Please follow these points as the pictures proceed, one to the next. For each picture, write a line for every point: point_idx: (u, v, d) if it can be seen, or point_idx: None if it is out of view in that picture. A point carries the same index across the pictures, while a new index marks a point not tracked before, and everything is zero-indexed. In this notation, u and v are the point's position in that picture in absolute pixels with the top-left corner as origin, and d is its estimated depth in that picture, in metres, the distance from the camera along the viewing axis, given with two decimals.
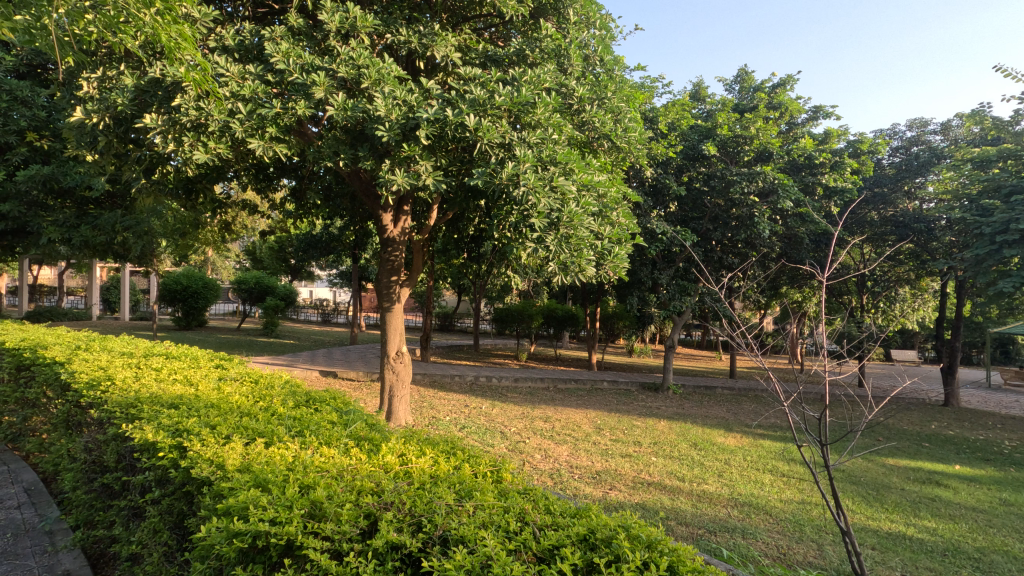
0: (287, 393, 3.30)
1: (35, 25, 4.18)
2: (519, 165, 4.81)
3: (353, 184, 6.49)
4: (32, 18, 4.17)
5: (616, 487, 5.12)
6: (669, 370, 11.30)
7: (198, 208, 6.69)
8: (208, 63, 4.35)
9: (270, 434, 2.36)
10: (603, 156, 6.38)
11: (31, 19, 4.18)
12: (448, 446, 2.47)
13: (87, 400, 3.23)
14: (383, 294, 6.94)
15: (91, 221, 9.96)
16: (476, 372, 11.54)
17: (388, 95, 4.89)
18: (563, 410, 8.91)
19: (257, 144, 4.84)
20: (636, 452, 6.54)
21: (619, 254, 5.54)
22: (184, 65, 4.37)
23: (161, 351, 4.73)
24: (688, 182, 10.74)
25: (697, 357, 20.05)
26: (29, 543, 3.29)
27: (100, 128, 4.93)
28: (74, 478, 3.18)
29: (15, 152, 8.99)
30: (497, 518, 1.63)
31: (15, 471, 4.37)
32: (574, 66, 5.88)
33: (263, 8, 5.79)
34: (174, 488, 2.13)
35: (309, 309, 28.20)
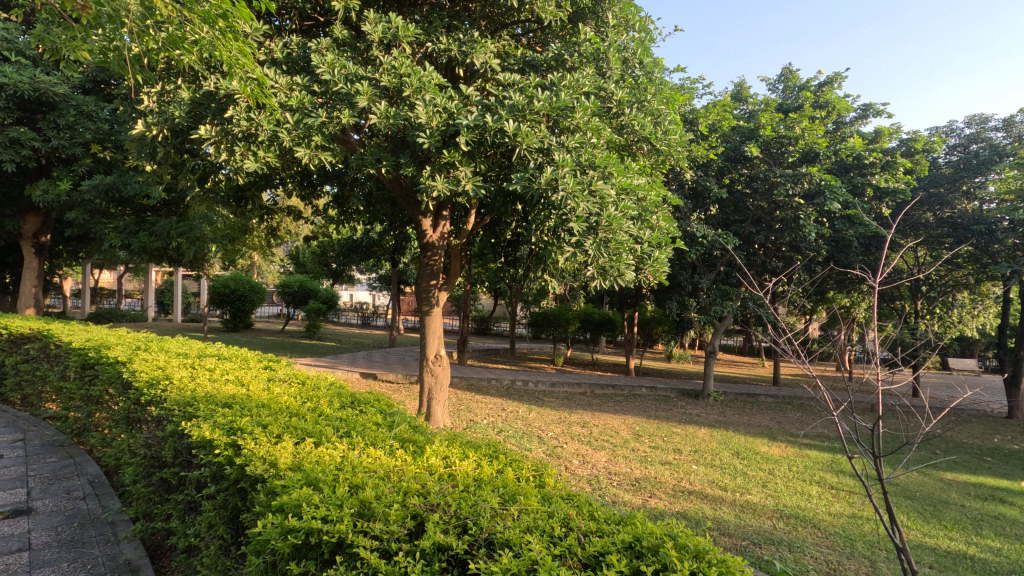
0: (333, 395, 3.38)
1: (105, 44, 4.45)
2: (558, 169, 4.81)
3: (394, 191, 6.63)
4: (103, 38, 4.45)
5: (655, 495, 5.04)
6: (710, 376, 11.04)
7: (247, 214, 6.93)
8: (264, 76, 4.55)
9: (319, 434, 2.44)
10: (642, 159, 6.32)
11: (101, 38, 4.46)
12: (491, 449, 2.49)
13: (147, 397, 3.40)
14: (422, 298, 7.06)
15: (148, 228, 10.49)
16: (513, 376, 11.56)
17: (429, 102, 4.96)
18: (600, 415, 8.82)
19: (304, 152, 4.93)
20: (676, 460, 6.41)
21: (659, 258, 5.42)
22: (242, 79, 4.58)
23: (214, 352, 4.93)
24: (729, 185, 10.52)
25: (739, 363, 19.51)
26: (94, 533, 3.50)
27: (159, 140, 5.19)
28: (135, 472, 3.34)
29: (81, 162, 9.57)
30: (542, 523, 1.64)
31: (81, 464, 4.64)
32: (613, 70, 5.86)
33: (309, 21, 5.99)
34: (228, 484, 2.23)
35: (349, 312, 28.85)
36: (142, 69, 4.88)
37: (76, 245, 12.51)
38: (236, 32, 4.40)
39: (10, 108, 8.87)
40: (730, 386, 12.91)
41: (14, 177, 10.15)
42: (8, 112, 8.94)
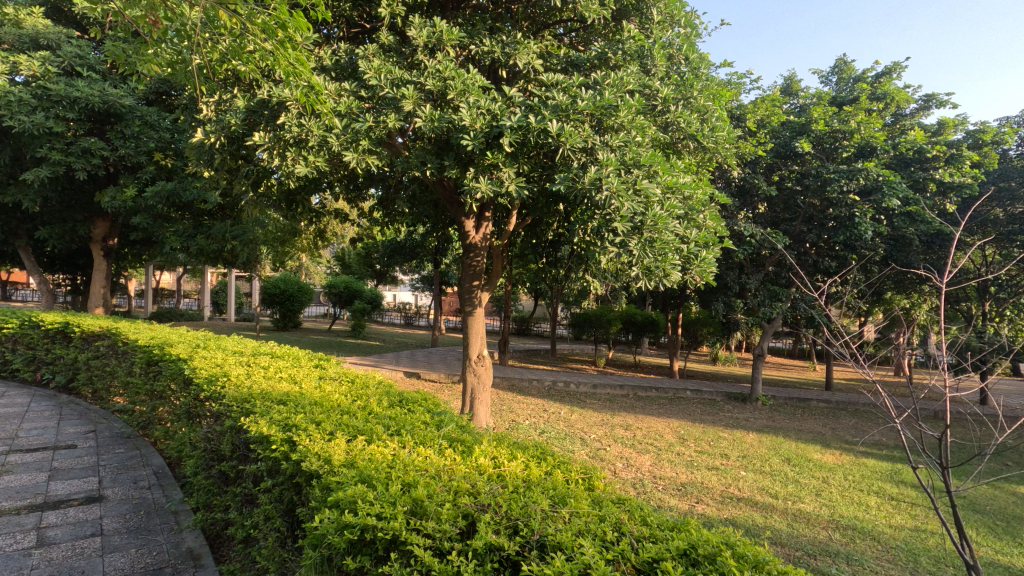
0: (382, 393, 3.46)
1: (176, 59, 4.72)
2: (602, 169, 4.77)
3: (438, 193, 6.72)
4: (173, 53, 4.70)
5: (702, 501, 4.92)
6: (758, 380, 10.69)
7: (297, 217, 7.15)
8: (319, 83, 4.70)
9: (370, 432, 2.49)
10: (687, 157, 6.18)
11: (170, 53, 4.72)
12: (538, 450, 2.48)
13: (207, 393, 3.56)
14: (465, 298, 7.14)
15: (205, 231, 10.97)
16: (555, 377, 11.51)
17: (473, 104, 4.99)
18: (644, 418, 8.68)
19: (352, 156, 5.08)
20: (724, 465, 6.24)
21: (707, 258, 5.28)
22: (298, 86, 4.74)
23: (268, 350, 5.12)
24: (779, 182, 10.19)
25: (789, 366, 18.81)
26: (159, 521, 3.69)
27: (216, 147, 5.44)
28: (196, 464, 3.51)
29: (145, 170, 10.13)
30: (594, 526, 1.62)
31: (146, 455, 4.90)
32: (657, 67, 5.76)
33: (356, 28, 6.15)
34: (284, 479, 2.30)
35: (392, 312, 29.45)
36: (204, 80, 5.12)
37: (140, 248, 13.25)
38: (292, 42, 4.53)
39: (82, 119, 9.48)
40: (779, 390, 12.47)
41: (86, 184, 10.85)
42: (81, 124, 9.56)
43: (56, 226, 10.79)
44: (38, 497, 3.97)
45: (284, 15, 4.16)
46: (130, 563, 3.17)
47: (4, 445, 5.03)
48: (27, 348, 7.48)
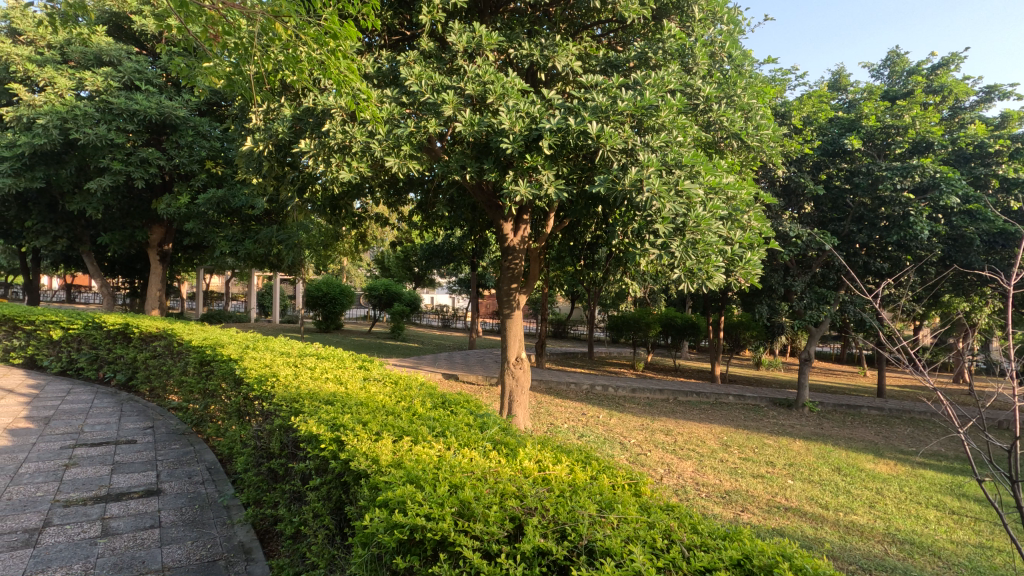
0: (424, 395, 3.50)
1: (234, 72, 4.94)
2: (642, 170, 4.69)
3: (477, 196, 6.77)
4: (232, 65, 4.93)
5: (748, 510, 4.78)
6: (805, 385, 10.32)
7: (340, 221, 7.32)
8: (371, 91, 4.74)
9: (415, 433, 2.52)
10: (730, 156, 6.04)
11: (228, 66, 4.95)
12: (582, 455, 2.46)
13: (257, 393, 3.68)
14: (503, 301, 7.17)
15: (252, 236, 11.36)
16: (593, 380, 11.41)
17: (512, 108, 5.00)
18: (685, 423, 8.50)
19: (394, 161, 5.17)
20: (769, 473, 6.05)
21: (752, 260, 5.11)
22: (350, 95, 4.83)
23: (313, 351, 5.27)
24: (826, 181, 9.85)
25: (838, 372, 18.10)
26: (212, 515, 3.84)
27: (265, 154, 5.63)
28: (247, 461, 3.63)
29: (198, 177, 10.58)
30: (643, 533, 1.59)
31: (200, 451, 5.11)
32: (699, 65, 5.66)
33: (397, 36, 6.26)
34: (332, 478, 2.36)
35: (429, 314, 29.83)
36: (255, 90, 5.32)
37: (193, 252, 13.83)
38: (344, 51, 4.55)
39: (140, 130, 9.99)
40: (827, 396, 12.02)
41: (143, 192, 11.42)
42: (139, 135, 10.08)
43: (116, 233, 11.39)
44: (102, 489, 4.19)
45: (335, 24, 4.26)
46: (186, 555, 3.30)
47: (71, 439, 5.34)
48: (90, 347, 7.90)
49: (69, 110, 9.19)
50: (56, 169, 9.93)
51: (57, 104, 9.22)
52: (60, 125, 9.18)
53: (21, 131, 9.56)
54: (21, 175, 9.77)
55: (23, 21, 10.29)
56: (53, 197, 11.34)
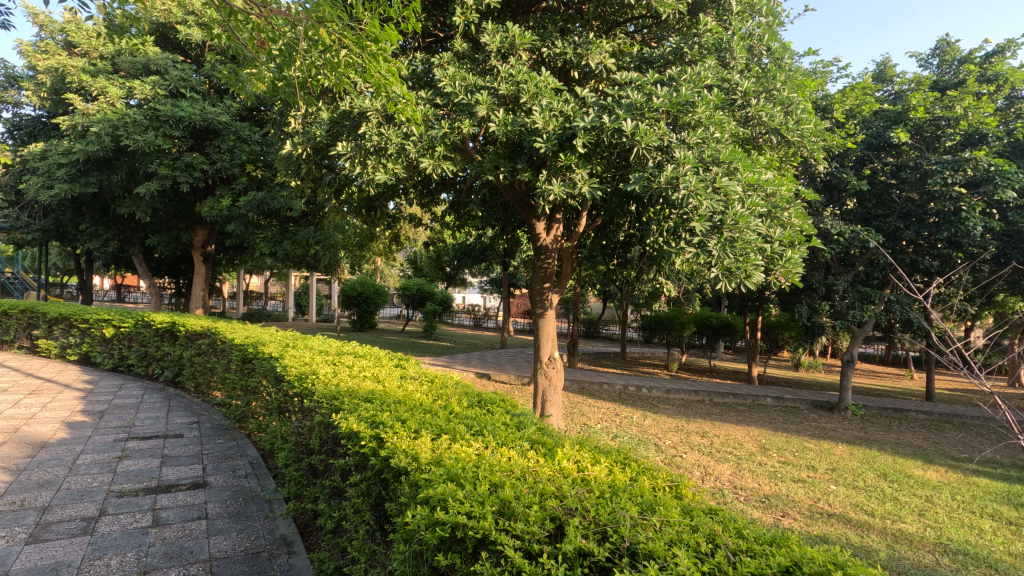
0: (460, 394, 3.52)
1: (279, 77, 5.09)
2: (678, 167, 4.62)
3: (509, 196, 6.78)
4: (276, 70, 5.07)
5: (790, 515, 4.65)
6: (848, 388, 9.97)
7: (375, 222, 7.44)
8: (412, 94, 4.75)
9: (453, 431, 2.55)
10: (769, 152, 5.90)
11: (274, 71, 5.10)
12: (621, 455, 2.44)
13: (298, 390, 3.78)
14: (536, 300, 7.17)
15: (290, 237, 11.65)
16: (626, 381, 11.29)
17: (546, 107, 4.98)
18: (722, 426, 8.33)
19: (428, 163, 5.23)
20: (811, 478, 5.87)
21: (793, 258, 4.96)
22: (390, 98, 4.84)
23: (350, 350, 5.36)
24: (871, 176, 9.50)
25: (883, 374, 17.40)
26: (256, 508, 3.96)
27: (303, 157, 5.78)
28: (288, 456, 3.72)
29: (239, 180, 10.93)
30: (686, 536, 1.56)
31: (242, 446, 5.27)
32: (737, 59, 5.53)
33: (430, 38, 6.32)
34: (372, 474, 2.40)
35: (461, 314, 30.03)
36: (296, 95, 5.45)
37: (234, 253, 14.28)
38: (385, 55, 4.55)
39: (185, 136, 10.37)
40: (871, 399, 11.60)
41: (188, 196, 11.86)
42: (184, 141, 10.47)
43: (163, 235, 11.86)
44: (152, 481, 4.37)
45: (375, 28, 4.33)
46: (232, 545, 3.42)
47: (124, 432, 5.59)
48: (139, 345, 8.25)
49: (120, 117, 9.61)
50: (108, 174, 10.40)
51: (109, 112, 9.66)
52: (111, 133, 9.61)
53: (76, 138, 10.04)
54: (76, 180, 10.26)
55: (77, 34, 10.81)
56: (105, 201, 11.89)
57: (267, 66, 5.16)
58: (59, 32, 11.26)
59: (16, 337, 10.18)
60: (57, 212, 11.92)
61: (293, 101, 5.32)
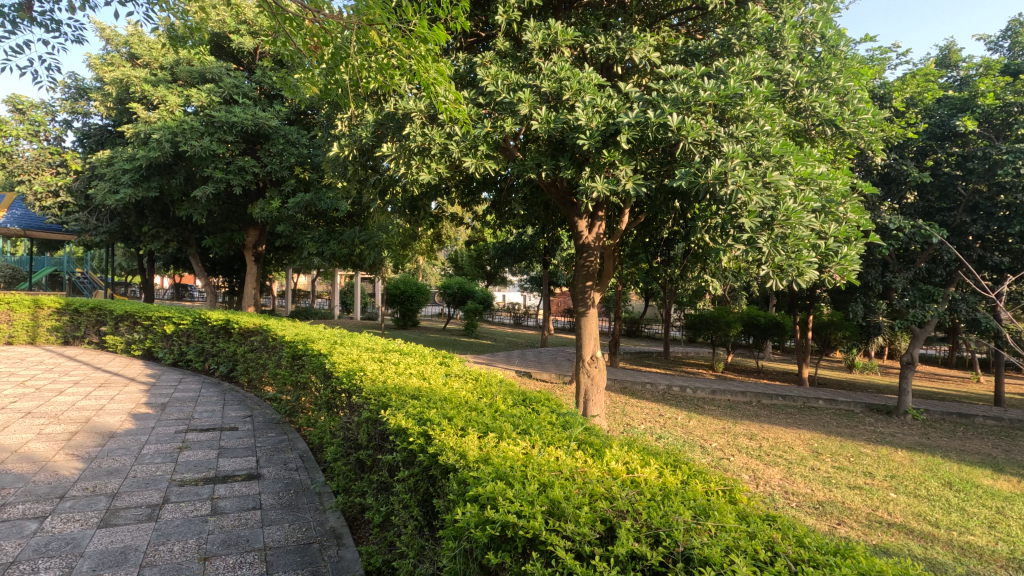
0: (505, 392, 3.53)
1: (330, 79, 5.19)
2: (727, 162, 4.48)
3: (551, 194, 6.75)
4: (328, 73, 5.19)
5: (846, 523, 4.47)
6: (907, 391, 9.46)
7: (418, 221, 7.55)
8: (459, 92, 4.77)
9: (499, 429, 2.55)
10: (822, 145, 5.65)
11: (326, 74, 5.22)
12: (671, 458, 2.39)
13: (347, 385, 3.86)
14: (578, 299, 7.11)
15: (336, 237, 11.96)
16: (670, 381, 11.08)
17: (589, 104, 4.94)
18: (771, 428, 8.06)
19: (471, 162, 5.28)
20: (868, 485, 5.60)
21: (850, 255, 4.71)
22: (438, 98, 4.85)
23: (396, 347, 5.46)
24: (933, 167, 8.99)
25: (946, 377, 16.45)
26: (306, 500, 4.08)
27: (350, 159, 5.91)
28: (337, 450, 3.81)
29: (288, 182, 11.29)
30: (743, 542, 1.52)
31: (293, 440, 5.45)
32: (788, 49, 5.35)
33: (472, 38, 6.36)
34: (420, 471, 2.43)
35: (502, 312, 30.13)
36: (345, 98, 5.55)
37: (283, 253, 14.76)
38: (434, 54, 4.58)
39: (238, 141, 10.80)
40: (934, 403, 10.97)
41: (240, 198, 12.34)
42: (237, 145, 10.91)
43: (217, 236, 12.38)
44: (210, 471, 4.58)
45: (424, 29, 4.37)
46: (284, 536, 3.54)
47: (184, 424, 5.87)
48: (197, 341, 8.64)
49: (178, 124, 10.10)
50: (168, 178, 10.93)
51: (169, 120, 10.16)
52: (170, 139, 10.10)
53: (139, 145, 10.60)
54: (139, 185, 10.82)
55: (139, 46, 11.39)
56: (165, 205, 12.51)
57: (319, 70, 5.28)
58: (123, 44, 11.88)
59: (86, 333, 10.83)
60: (122, 215, 12.63)
61: (342, 103, 5.44)
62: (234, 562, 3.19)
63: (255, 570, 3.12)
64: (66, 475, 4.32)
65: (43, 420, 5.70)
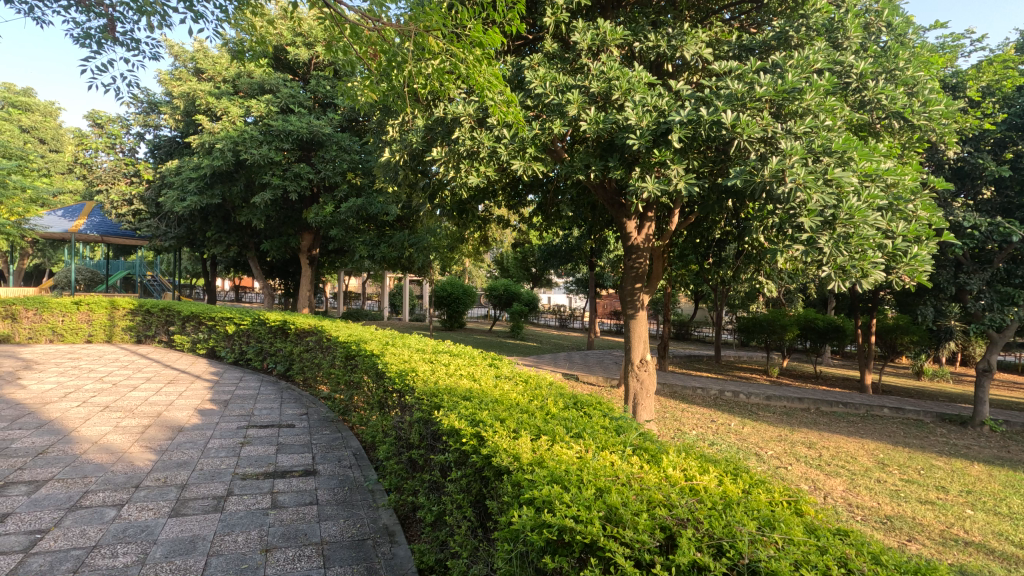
0: (556, 395, 3.51)
1: (391, 89, 5.24)
2: (785, 159, 4.30)
3: (599, 195, 6.68)
4: (387, 84, 5.24)
5: (917, 540, 4.21)
6: (984, 401, 8.82)
7: (465, 224, 7.63)
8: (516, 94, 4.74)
9: (552, 432, 2.54)
10: (889, 139, 5.35)
11: (386, 85, 5.27)
12: (731, 465, 2.31)
13: (400, 386, 3.94)
14: (626, 301, 7.00)
15: (386, 240, 12.24)
16: (722, 386, 10.76)
17: (639, 103, 4.87)
18: (832, 437, 7.68)
19: (519, 165, 5.29)
20: (942, 500, 5.23)
21: (920, 255, 4.42)
22: (493, 101, 4.83)
23: (445, 348, 5.51)
24: (1013, 160, 8.38)
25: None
26: (360, 497, 4.19)
27: (401, 164, 6.05)
28: (389, 449, 3.88)
29: (341, 187, 11.66)
30: (814, 557, 1.45)
31: (346, 438, 5.61)
32: (851, 39, 5.13)
33: (520, 41, 6.39)
34: (472, 472, 2.44)
35: (547, 314, 30.07)
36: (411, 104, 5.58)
37: (336, 256, 15.23)
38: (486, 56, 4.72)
39: (294, 149, 11.24)
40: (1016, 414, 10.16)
41: (296, 204, 12.82)
42: (293, 152, 11.35)
43: (275, 240, 12.91)
44: (269, 466, 4.77)
45: (479, 32, 4.52)
46: (340, 531, 3.64)
47: (245, 420, 6.15)
48: (256, 341, 9.03)
49: (239, 134, 10.61)
50: (230, 186, 11.49)
51: (231, 130, 10.68)
52: (232, 148, 10.63)
53: (204, 154, 11.20)
54: (204, 192, 11.42)
55: (205, 61, 12.03)
56: (226, 211, 13.18)
57: (381, 84, 5.30)
58: (190, 60, 12.58)
59: (156, 333, 11.51)
60: (189, 221, 13.37)
61: (399, 107, 5.53)
62: (293, 554, 3.31)
63: (313, 563, 3.22)
64: (141, 465, 4.60)
65: (119, 414, 6.09)
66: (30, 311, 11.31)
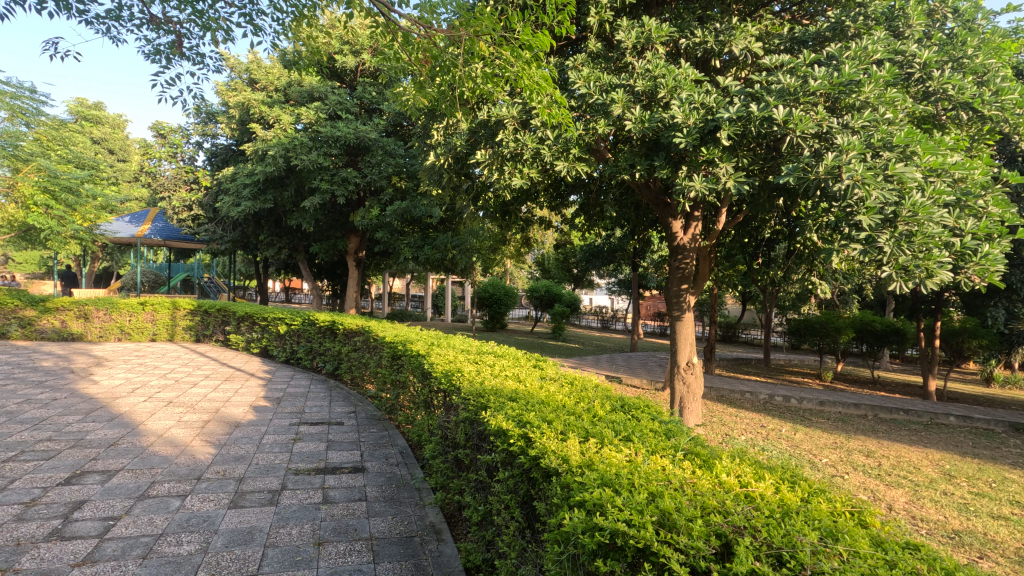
0: (602, 397, 3.48)
1: (439, 92, 5.29)
2: (841, 155, 4.12)
3: (643, 195, 6.57)
4: (436, 87, 5.30)
5: (989, 557, 3.96)
6: None
7: (508, 226, 7.67)
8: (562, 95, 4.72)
9: (600, 435, 2.52)
10: (956, 131, 5.06)
11: (435, 88, 5.34)
12: (787, 472, 2.24)
13: (445, 386, 3.99)
14: (672, 302, 6.86)
15: (429, 241, 12.43)
16: (772, 390, 10.40)
17: (686, 100, 4.77)
18: (893, 446, 7.30)
19: (563, 165, 5.27)
20: (1017, 516, 4.88)
21: (993, 254, 4.14)
22: (541, 103, 4.81)
23: (489, 349, 5.54)
24: None
25: None
26: (407, 495, 4.27)
27: (445, 167, 6.14)
28: (435, 448, 3.94)
29: (386, 191, 11.92)
30: (881, 571, 1.39)
31: (393, 436, 5.73)
32: (913, 27, 4.88)
33: (563, 41, 6.39)
34: (520, 472, 2.45)
35: (589, 315, 29.83)
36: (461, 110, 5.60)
37: (381, 257, 15.56)
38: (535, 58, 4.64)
39: (341, 154, 11.57)
40: None
41: (343, 208, 13.19)
42: (341, 157, 11.68)
43: (323, 243, 13.33)
44: (320, 462, 4.92)
45: (529, 35, 4.48)
46: (388, 527, 3.71)
47: (296, 417, 6.36)
48: (306, 341, 9.34)
49: (290, 141, 11.01)
50: (281, 191, 11.92)
51: (282, 137, 11.09)
52: (284, 154, 11.03)
53: (257, 161, 11.67)
54: (257, 198, 11.90)
55: (258, 72, 12.53)
56: (278, 215, 13.70)
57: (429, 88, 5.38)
58: (244, 71, 13.14)
59: (213, 332, 12.07)
60: (243, 225, 13.98)
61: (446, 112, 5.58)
62: (344, 548, 3.41)
63: (363, 558, 3.30)
64: (202, 459, 4.83)
65: (181, 409, 6.42)
66: (100, 311, 12.06)
